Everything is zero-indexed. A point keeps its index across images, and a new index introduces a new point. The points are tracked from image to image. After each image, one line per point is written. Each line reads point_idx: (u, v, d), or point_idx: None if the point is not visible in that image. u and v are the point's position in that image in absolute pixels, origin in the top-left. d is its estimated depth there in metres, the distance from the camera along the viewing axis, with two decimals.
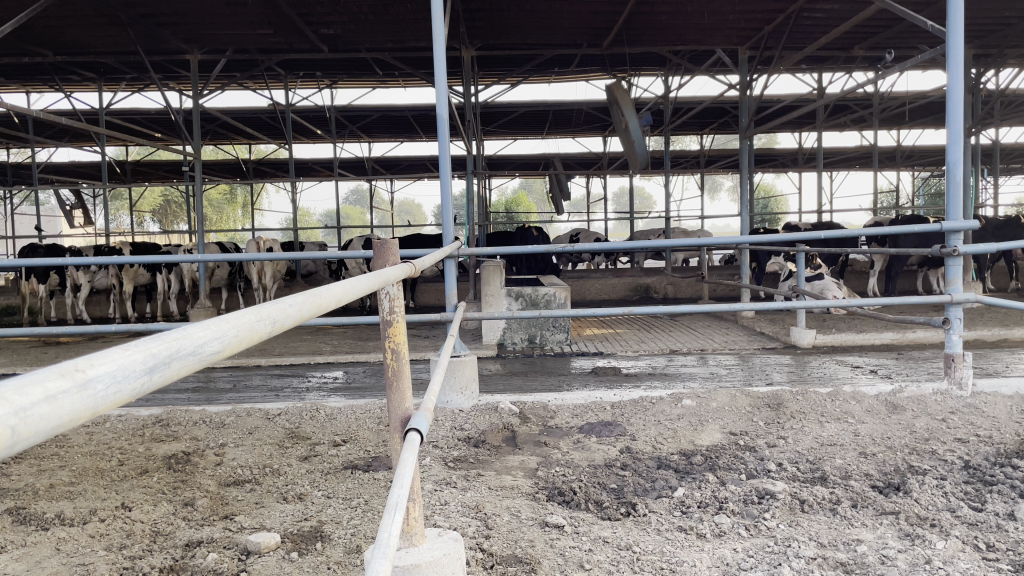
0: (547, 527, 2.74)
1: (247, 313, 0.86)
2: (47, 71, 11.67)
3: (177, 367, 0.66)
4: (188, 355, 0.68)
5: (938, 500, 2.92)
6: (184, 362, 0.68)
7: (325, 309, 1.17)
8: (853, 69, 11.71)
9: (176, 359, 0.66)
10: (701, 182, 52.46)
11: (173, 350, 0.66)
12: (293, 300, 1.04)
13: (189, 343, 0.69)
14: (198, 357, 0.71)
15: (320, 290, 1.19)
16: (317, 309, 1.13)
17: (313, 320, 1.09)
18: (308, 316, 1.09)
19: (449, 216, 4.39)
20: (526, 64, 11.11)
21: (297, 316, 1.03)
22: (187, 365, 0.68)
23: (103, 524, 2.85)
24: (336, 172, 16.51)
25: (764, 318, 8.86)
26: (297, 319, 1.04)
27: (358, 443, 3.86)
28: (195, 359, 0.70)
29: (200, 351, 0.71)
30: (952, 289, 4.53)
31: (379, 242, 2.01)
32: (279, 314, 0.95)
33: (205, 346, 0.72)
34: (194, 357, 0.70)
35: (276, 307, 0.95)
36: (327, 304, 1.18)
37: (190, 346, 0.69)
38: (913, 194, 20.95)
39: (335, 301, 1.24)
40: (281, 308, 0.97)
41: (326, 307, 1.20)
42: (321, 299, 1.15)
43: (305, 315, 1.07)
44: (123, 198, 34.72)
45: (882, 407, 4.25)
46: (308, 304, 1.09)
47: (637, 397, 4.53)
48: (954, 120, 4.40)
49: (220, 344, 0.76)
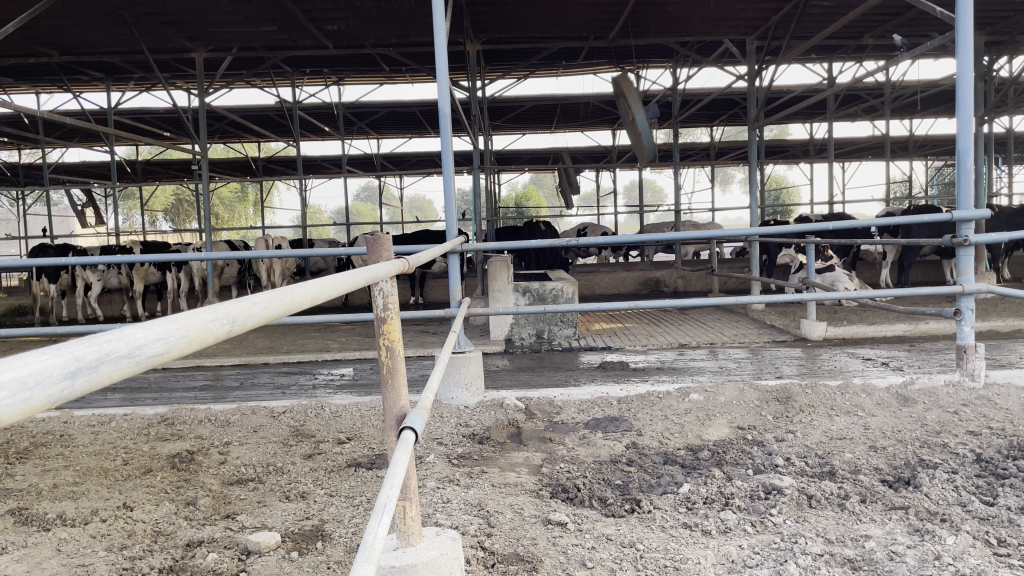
0: (549, 525, 2.70)
1: (201, 311, 0.85)
2: (55, 72, 11.71)
3: (107, 371, 0.64)
4: (123, 358, 0.66)
5: (948, 494, 2.87)
6: (118, 366, 0.66)
7: (297, 308, 1.15)
8: (863, 58, 11.58)
9: (107, 364, 0.64)
10: (713, 175, 52.17)
11: (103, 354, 0.64)
12: (258, 298, 1.01)
13: (123, 345, 0.67)
14: (135, 359, 0.69)
15: (293, 287, 1.17)
16: (287, 308, 1.11)
17: (282, 319, 1.07)
18: (277, 315, 1.07)
19: (452, 211, 4.35)
20: (533, 57, 11.06)
21: (263, 315, 1.01)
22: (121, 369, 0.66)
23: (104, 524, 2.84)
24: (345, 169, 16.51)
25: (775, 310, 8.79)
26: (264, 318, 1.02)
27: (363, 441, 3.84)
28: (130, 362, 0.68)
29: (137, 353, 0.69)
30: (964, 279, 4.45)
31: (371, 238, 1.99)
32: (239, 313, 0.93)
33: (143, 347, 0.70)
34: (129, 361, 0.68)
35: (236, 305, 0.93)
36: (298, 303, 1.15)
37: (123, 349, 0.67)
38: (927, 184, 20.73)
39: (310, 301, 1.22)
40: (243, 307, 0.95)
41: (299, 306, 1.18)
42: (292, 297, 1.13)
43: (273, 314, 1.04)
44: (135, 198, 34.87)
45: (893, 400, 4.20)
46: (277, 302, 1.07)
47: (643, 392, 4.49)
48: (964, 108, 4.31)
49: (163, 346, 0.74)
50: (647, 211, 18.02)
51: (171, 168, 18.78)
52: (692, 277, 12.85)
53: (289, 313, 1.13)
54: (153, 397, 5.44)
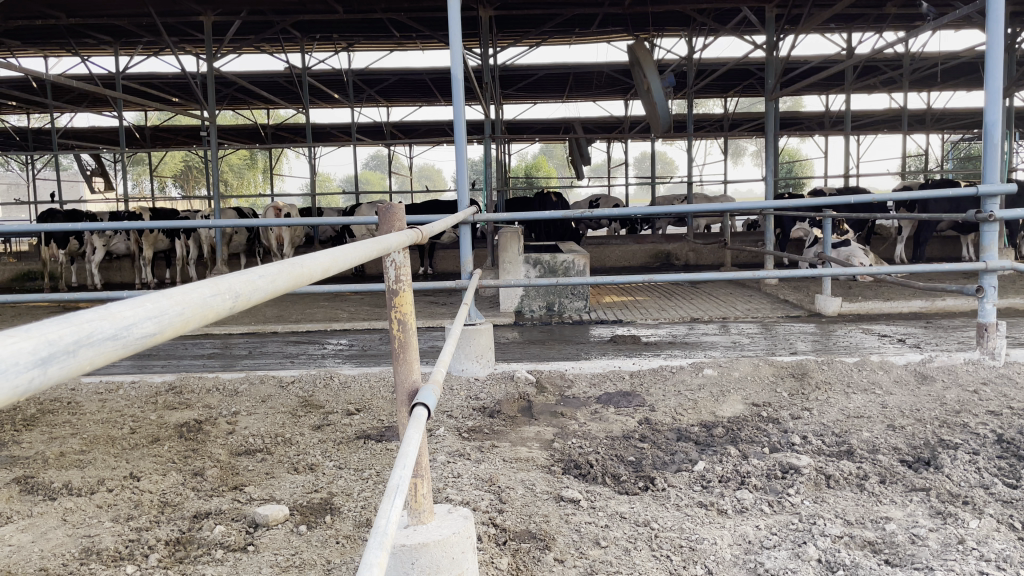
0: (562, 502, 2.65)
1: (201, 285, 0.78)
2: (63, 35, 11.60)
3: (88, 356, 0.57)
4: (107, 340, 0.60)
5: (970, 476, 2.80)
6: (101, 350, 0.59)
7: (306, 280, 1.09)
8: (882, 28, 11.37)
9: (89, 347, 0.58)
10: (726, 148, 51.67)
11: (83, 336, 0.57)
12: (264, 270, 0.95)
13: (108, 326, 0.61)
14: (121, 342, 0.62)
15: (300, 258, 1.11)
16: (295, 281, 1.05)
17: (290, 292, 1.01)
18: (283, 289, 1.01)
19: (464, 181, 4.25)
20: (546, 24, 10.86)
21: (270, 289, 0.95)
22: (103, 354, 0.59)
23: (111, 494, 2.81)
24: (354, 137, 16.36)
25: (788, 285, 8.69)
26: (271, 291, 0.96)
27: (372, 412, 3.80)
28: (116, 346, 0.61)
29: (124, 334, 0.63)
30: (987, 256, 4.35)
31: (383, 205, 1.91)
32: (243, 286, 0.87)
33: (131, 328, 0.63)
34: (114, 343, 0.61)
35: (240, 279, 0.87)
36: (308, 275, 1.10)
37: (107, 329, 0.60)
38: (943, 158, 20.47)
39: (318, 274, 1.16)
40: (248, 280, 0.89)
41: (308, 278, 1.11)
42: (300, 268, 1.07)
43: (280, 287, 0.98)
44: (144, 164, 34.82)
45: (912, 377, 4.13)
46: (285, 274, 1.01)
47: (657, 366, 4.43)
48: (994, 79, 4.17)
49: (156, 326, 0.67)
50: (658, 182, 17.81)
51: (180, 135, 18.66)
52: (703, 250, 12.73)
53: (295, 287, 1.07)
54: (161, 364, 5.41)
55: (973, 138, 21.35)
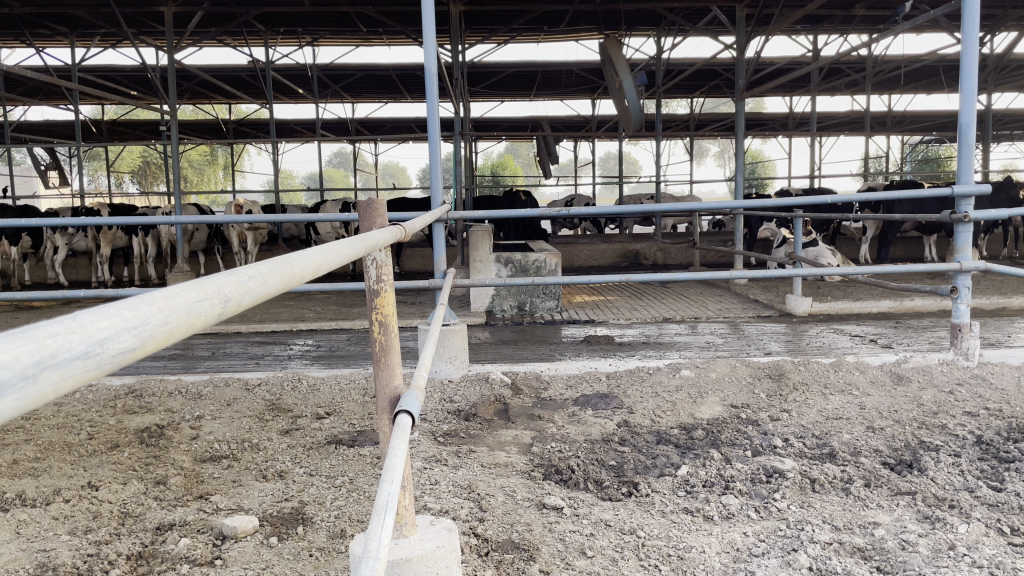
0: (544, 509, 2.56)
1: (187, 289, 0.68)
2: (16, 25, 11.22)
3: (53, 382, 0.47)
4: (75, 359, 0.49)
5: (955, 479, 2.76)
6: (67, 372, 0.48)
7: (296, 282, 1.00)
8: (849, 30, 11.50)
9: (52, 370, 0.47)
10: (691, 148, 52.15)
11: (46, 356, 0.46)
12: (254, 272, 0.86)
13: (77, 341, 0.50)
14: (93, 361, 0.52)
15: (289, 257, 1.02)
16: (286, 281, 0.96)
17: (280, 293, 0.92)
18: (275, 290, 0.92)
19: (438, 178, 4.15)
20: (515, 21, 10.77)
21: (261, 292, 0.86)
22: (72, 376, 0.49)
23: (67, 505, 2.66)
24: (318, 133, 16.11)
25: (757, 285, 8.72)
26: (261, 294, 0.87)
27: (343, 416, 3.68)
28: (86, 365, 0.51)
29: (97, 352, 0.52)
30: (962, 256, 4.36)
31: (364, 201, 1.80)
32: (233, 289, 0.77)
33: (105, 344, 0.53)
34: (84, 364, 0.51)
35: (230, 280, 0.77)
36: (298, 274, 1.01)
37: (77, 346, 0.50)
38: (902, 159, 20.86)
39: (309, 274, 1.08)
40: (237, 282, 0.79)
41: (298, 279, 1.02)
42: (290, 268, 0.99)
43: (271, 289, 0.89)
44: (100, 159, 33.98)
45: (888, 378, 4.11)
46: (275, 275, 0.92)
47: (634, 367, 4.37)
48: (968, 81, 4.18)
49: (136, 339, 0.57)
50: (626, 181, 17.82)
51: (139, 129, 18.20)
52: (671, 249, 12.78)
53: (286, 287, 0.98)
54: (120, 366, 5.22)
55: (933, 140, 21.82)
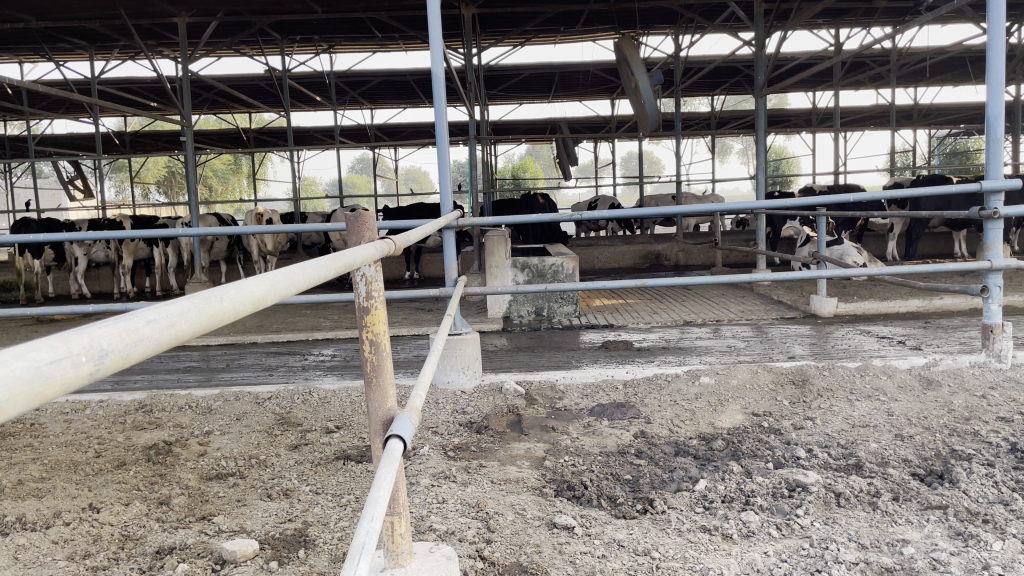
0: (555, 529, 2.45)
1: (36, 348, 0.53)
2: (36, 40, 11.33)
3: None
4: None
5: (988, 492, 2.62)
6: None
7: (228, 317, 0.83)
8: (870, 23, 11.28)
9: None
10: (713, 146, 51.74)
11: None
12: (160, 311, 0.70)
13: None
14: None
15: (221, 288, 0.85)
16: (211, 320, 0.79)
17: (198, 336, 0.75)
18: (191, 332, 0.75)
19: (447, 186, 4.05)
20: (529, 23, 10.67)
21: (169, 335, 0.70)
22: None
23: (68, 528, 2.60)
24: (337, 140, 16.13)
25: (781, 286, 8.54)
26: (169, 338, 0.70)
27: (352, 430, 3.60)
28: None
29: None
30: (992, 254, 4.18)
31: (352, 215, 1.72)
32: (116, 339, 0.61)
33: None
34: None
35: (113, 328, 0.62)
36: (232, 308, 0.84)
37: None
38: (930, 153, 20.45)
39: (251, 303, 0.92)
40: (123, 329, 0.63)
41: (231, 315, 0.86)
42: (220, 302, 0.82)
43: (184, 330, 0.73)
44: (125, 170, 34.42)
45: (916, 382, 3.96)
46: (193, 312, 0.75)
47: (651, 375, 4.24)
48: (995, 73, 4.03)
49: None
50: (647, 181, 17.62)
51: (161, 139, 18.33)
52: (693, 250, 12.63)
53: (213, 325, 0.81)
54: (136, 380, 5.19)
55: (960, 133, 21.43)
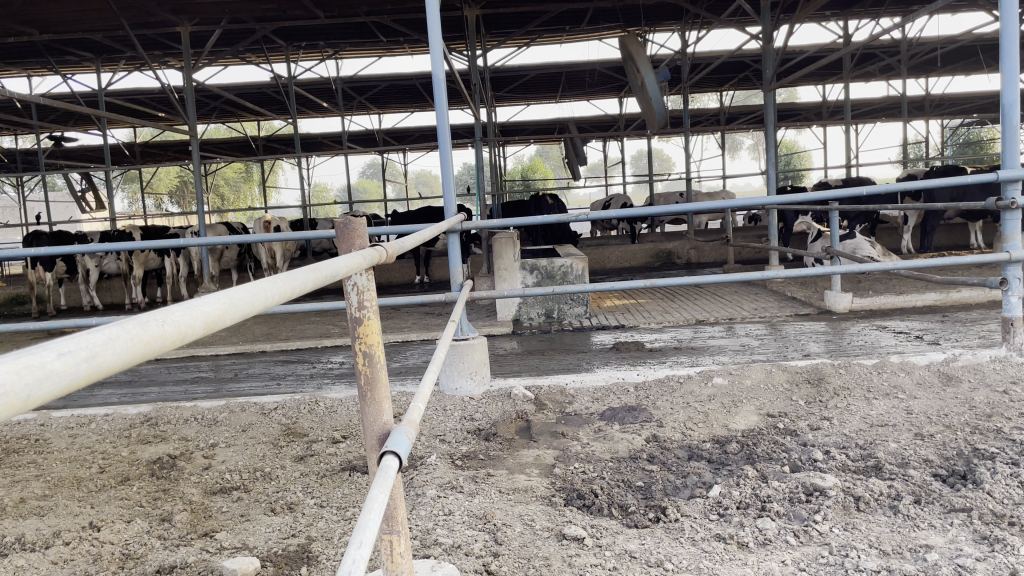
0: (564, 541, 2.38)
1: None
2: (41, 53, 11.39)
3: None
4: None
5: (1013, 493, 2.52)
6: None
7: (164, 345, 0.76)
8: (879, 14, 11.13)
9: None
10: (723, 143, 51.56)
11: None
12: (72, 345, 0.62)
13: None
14: None
15: (160, 315, 0.78)
16: (144, 349, 0.72)
17: (124, 367, 0.68)
18: (119, 362, 0.68)
19: (450, 190, 3.98)
20: (533, 22, 10.60)
21: (82, 370, 0.62)
22: None
23: (68, 548, 2.54)
24: (346, 146, 16.13)
25: (795, 282, 8.43)
26: (83, 376, 0.62)
27: (358, 440, 3.54)
28: None
29: None
30: (1011, 245, 4.07)
31: (340, 222, 1.66)
32: (11, 382, 0.53)
33: None
34: None
35: (14, 368, 0.54)
36: (170, 335, 0.77)
37: None
38: (943, 144, 20.28)
39: (199, 330, 0.84)
40: (23, 370, 0.55)
41: (173, 341, 0.79)
42: (156, 332, 0.75)
43: (106, 359, 0.66)
44: (138, 181, 34.66)
45: (935, 379, 3.85)
46: (117, 343, 0.68)
47: (663, 376, 4.16)
48: (1008, 59, 3.91)
49: None
50: (658, 178, 17.49)
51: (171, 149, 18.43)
52: (705, 247, 12.52)
53: (146, 354, 0.74)
54: (145, 392, 5.16)
55: (975, 123, 21.16)
